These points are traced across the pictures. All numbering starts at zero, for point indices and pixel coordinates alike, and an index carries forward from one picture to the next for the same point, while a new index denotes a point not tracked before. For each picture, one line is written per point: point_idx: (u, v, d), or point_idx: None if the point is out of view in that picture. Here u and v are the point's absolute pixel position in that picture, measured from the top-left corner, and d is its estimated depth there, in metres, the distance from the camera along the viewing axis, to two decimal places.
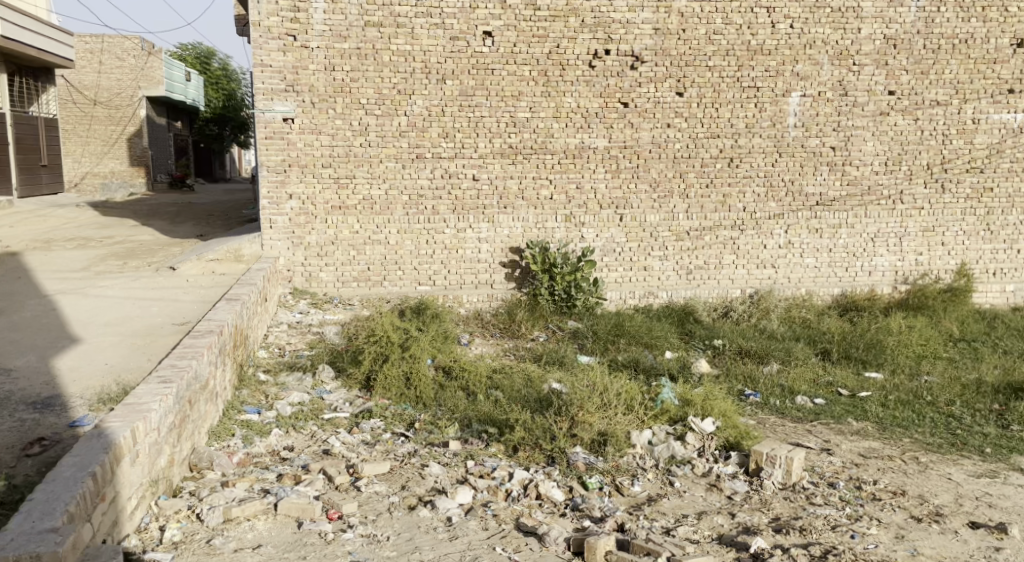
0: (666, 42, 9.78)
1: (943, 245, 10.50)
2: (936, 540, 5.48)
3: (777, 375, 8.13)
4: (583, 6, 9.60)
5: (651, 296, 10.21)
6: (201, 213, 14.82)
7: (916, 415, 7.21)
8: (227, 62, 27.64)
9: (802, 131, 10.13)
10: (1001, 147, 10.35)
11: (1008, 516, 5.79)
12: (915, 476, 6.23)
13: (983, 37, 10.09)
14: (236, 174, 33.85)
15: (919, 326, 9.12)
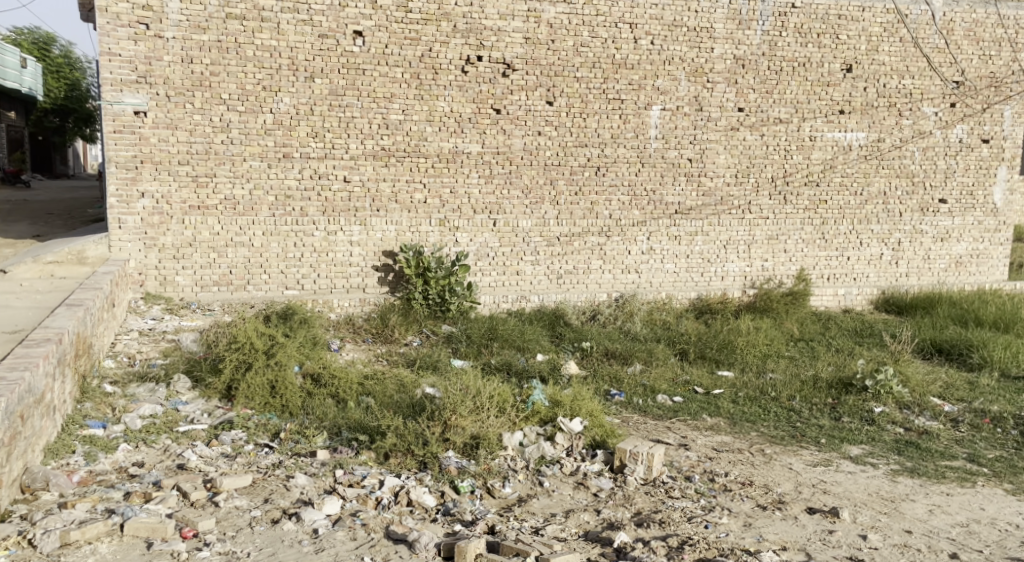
0: (536, 52, 10.16)
1: (785, 252, 11.33)
2: (778, 526, 5.81)
3: (640, 375, 8.59)
4: (454, 11, 9.87)
5: (523, 300, 10.50)
6: (39, 213, 14.07)
7: (762, 409, 7.80)
8: (69, 49, 26.52)
9: (662, 143, 10.69)
10: (834, 163, 11.23)
11: (839, 501, 6.15)
12: (761, 467, 6.67)
13: (818, 61, 10.93)
14: (81, 171, 32.54)
15: (765, 328, 9.79)
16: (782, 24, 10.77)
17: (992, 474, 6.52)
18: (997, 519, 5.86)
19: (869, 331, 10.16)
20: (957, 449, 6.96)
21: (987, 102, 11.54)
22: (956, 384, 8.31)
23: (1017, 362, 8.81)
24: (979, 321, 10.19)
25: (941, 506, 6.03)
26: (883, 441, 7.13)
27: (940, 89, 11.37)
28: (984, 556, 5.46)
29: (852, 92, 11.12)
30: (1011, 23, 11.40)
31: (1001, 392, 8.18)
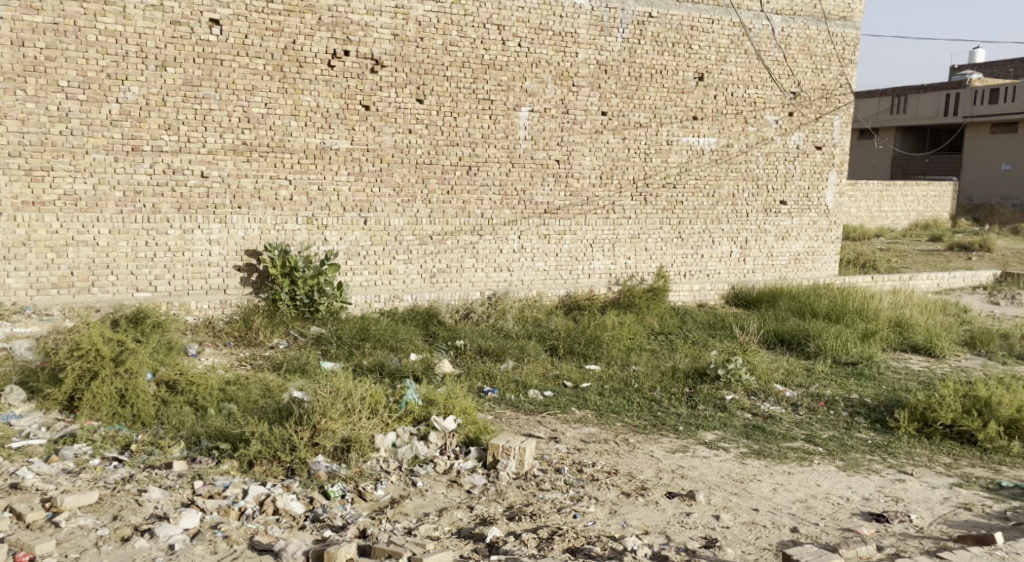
0: (405, 49, 10.29)
1: (645, 250, 11.88)
2: (640, 510, 6.12)
3: (513, 371, 8.86)
4: (319, 4, 9.87)
5: (396, 299, 10.61)
6: None
7: (627, 400, 8.18)
8: None
9: (531, 144, 11.00)
10: (688, 166, 11.86)
11: (696, 484, 6.55)
12: (626, 456, 7.02)
13: (673, 69, 11.55)
14: None
15: (628, 322, 10.23)
16: (640, 32, 11.30)
17: (826, 452, 7.08)
18: (831, 494, 6.37)
19: (721, 324, 10.75)
20: (797, 431, 7.52)
21: (820, 112, 12.55)
22: (796, 370, 8.96)
23: (847, 350, 9.52)
24: (814, 313, 10.97)
25: (783, 485, 6.50)
26: (733, 426, 7.61)
27: (779, 98, 12.26)
28: (820, 528, 5.90)
29: (704, 100, 11.80)
30: (840, 40, 12.47)
31: (834, 377, 8.87)
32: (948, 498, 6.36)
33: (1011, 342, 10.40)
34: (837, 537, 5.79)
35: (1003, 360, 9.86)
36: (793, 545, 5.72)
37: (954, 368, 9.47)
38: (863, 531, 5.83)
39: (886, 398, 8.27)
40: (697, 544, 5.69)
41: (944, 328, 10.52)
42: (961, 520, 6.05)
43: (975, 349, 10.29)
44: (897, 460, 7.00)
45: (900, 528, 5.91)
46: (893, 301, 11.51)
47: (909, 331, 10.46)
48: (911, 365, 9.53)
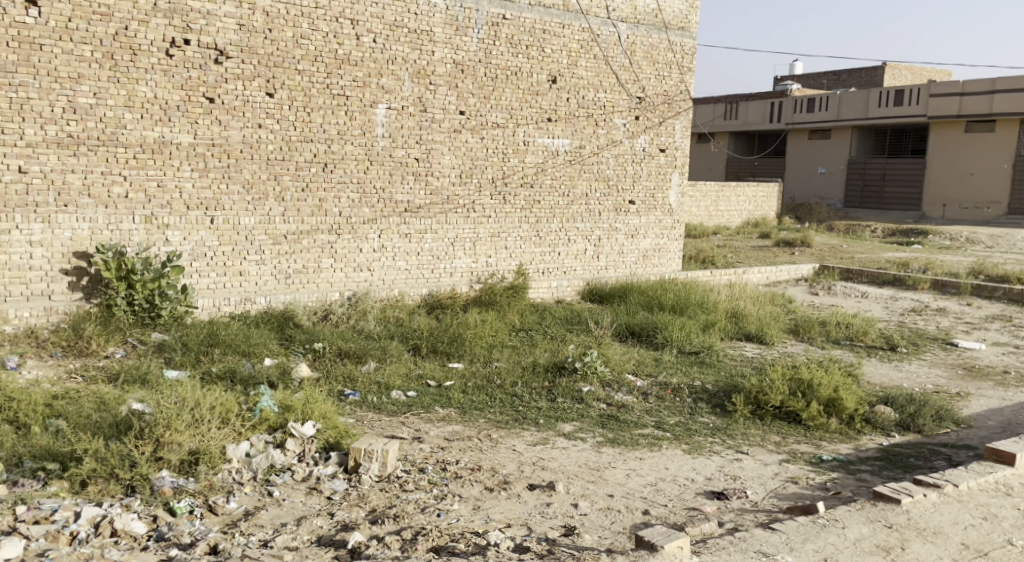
0: (252, 40, 10.07)
1: (505, 249, 12.17)
2: (503, 504, 6.27)
3: (375, 373, 8.88)
4: None
5: (248, 302, 10.35)
6: None
7: (489, 396, 8.36)
8: None
9: (389, 142, 11.05)
10: (545, 166, 12.25)
11: (556, 475, 6.78)
12: (488, 451, 7.16)
13: (528, 71, 11.88)
14: None
15: (489, 319, 10.45)
16: (494, 34, 11.57)
17: (673, 437, 7.48)
18: (678, 476, 6.75)
19: (577, 319, 11.14)
20: (647, 418, 7.91)
21: (663, 117, 13.21)
22: (646, 360, 9.40)
23: (690, 340, 10.02)
24: (660, 306, 11.48)
25: (636, 470, 6.84)
26: (589, 417, 7.92)
27: (626, 103, 12.79)
28: (668, 508, 6.25)
29: (557, 102, 12.19)
30: (679, 49, 13.15)
31: (679, 366, 9.36)
32: (778, 473, 6.85)
33: (829, 329, 11.26)
34: (684, 516, 6.15)
35: (822, 346, 10.66)
36: (644, 526, 6.03)
37: (782, 354, 10.17)
38: (705, 509, 6.21)
39: (724, 383, 8.79)
40: (557, 533, 5.89)
41: (772, 318, 11.28)
42: (790, 492, 6.53)
43: (798, 335, 11.10)
44: (734, 441, 7.47)
45: (738, 504, 6.34)
46: (729, 294, 12.21)
47: (743, 321, 11.13)
48: (746, 352, 10.15)
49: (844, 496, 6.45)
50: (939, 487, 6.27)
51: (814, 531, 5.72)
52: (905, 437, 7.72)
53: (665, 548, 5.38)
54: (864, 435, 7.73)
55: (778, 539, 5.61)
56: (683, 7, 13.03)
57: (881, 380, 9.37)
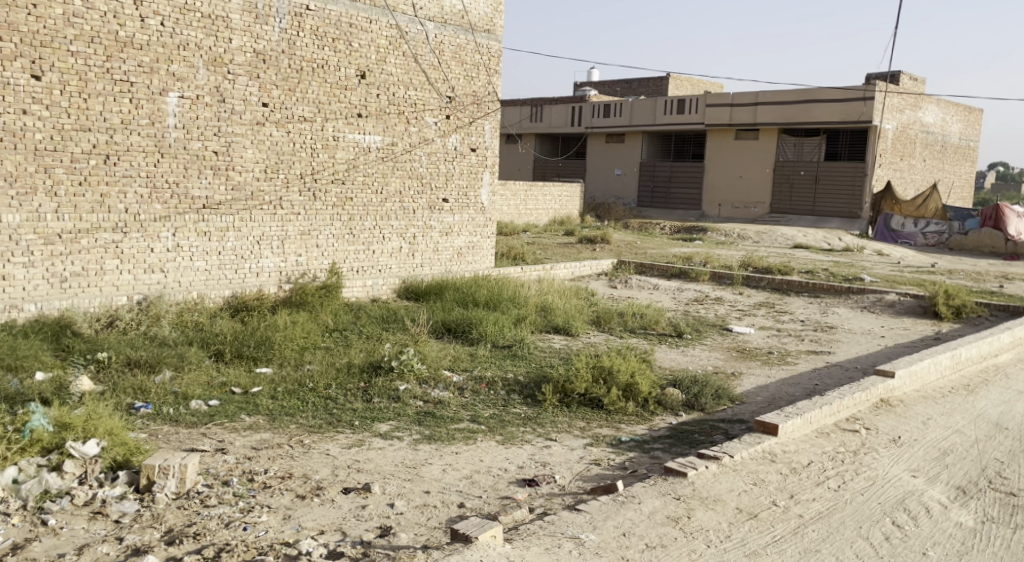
0: (13, 16, 9.20)
1: (317, 247, 12.05)
2: (316, 511, 6.10)
3: (170, 382, 8.31)
4: None
5: (14, 310, 9.41)
6: None
7: (300, 400, 8.12)
8: None
9: (183, 133, 10.55)
10: (355, 163, 12.22)
11: (372, 476, 6.68)
12: (300, 458, 6.92)
13: (335, 65, 11.79)
14: None
15: (300, 320, 10.20)
16: (298, 24, 11.37)
17: (488, 429, 7.66)
18: (492, 467, 6.93)
19: (392, 317, 11.15)
20: (463, 413, 8.04)
21: (472, 117, 13.59)
22: (461, 356, 9.54)
23: (503, 334, 10.32)
24: (475, 302, 11.64)
25: (452, 465, 6.93)
26: (406, 415, 7.92)
27: (437, 101, 13.05)
28: (483, 500, 6.38)
29: (367, 98, 12.19)
30: (486, 51, 13.58)
31: (493, 360, 9.58)
32: (583, 456, 7.17)
33: (627, 319, 11.84)
34: (498, 505, 6.32)
35: (621, 335, 11.22)
36: (461, 519, 6.12)
37: (586, 344, 10.60)
38: (517, 497, 6.42)
39: (535, 374, 9.09)
40: (372, 535, 5.84)
41: (577, 311, 11.70)
42: (595, 474, 6.85)
43: (599, 326, 11.60)
44: (544, 429, 7.73)
45: (548, 489, 6.58)
46: (539, 289, 12.57)
47: (551, 314, 11.50)
48: (554, 344, 10.51)
49: (640, 473, 6.85)
50: (718, 459, 6.84)
51: (614, 509, 6.08)
52: (691, 415, 8.28)
53: (479, 538, 5.53)
54: (657, 416, 8.21)
55: (583, 519, 5.93)
56: (487, 10, 13.47)
57: (671, 364, 9.99)
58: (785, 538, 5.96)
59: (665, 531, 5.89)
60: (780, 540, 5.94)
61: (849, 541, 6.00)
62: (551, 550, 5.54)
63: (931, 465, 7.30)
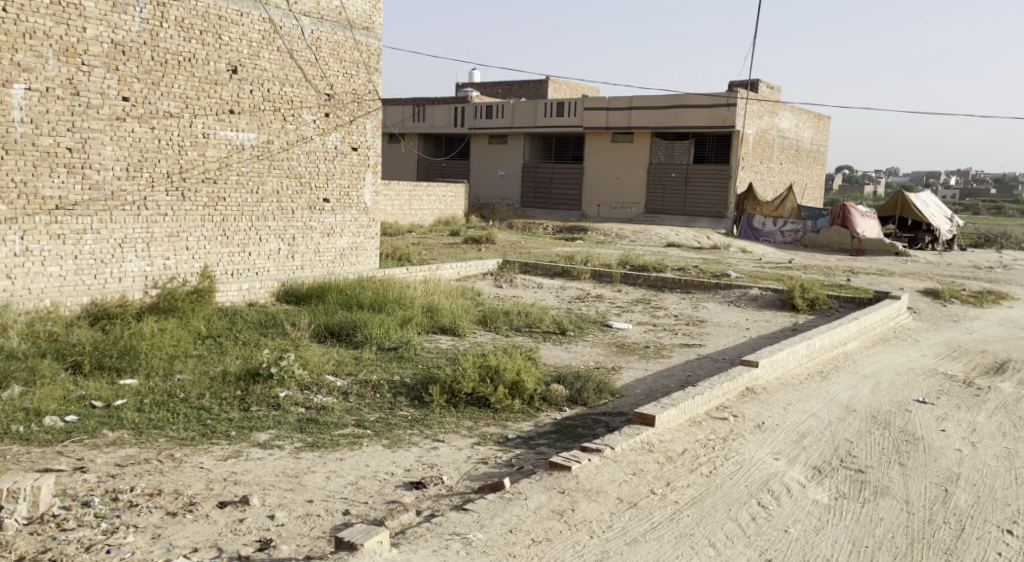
0: None
1: (186, 249, 11.63)
2: (188, 528, 5.86)
3: (20, 398, 7.80)
4: None
5: None
6: None
7: (170, 412, 7.76)
8: None
9: (31, 128, 9.96)
10: (228, 161, 11.87)
11: (249, 488, 6.46)
12: (170, 473, 6.63)
13: (203, 59, 11.42)
14: None
15: (170, 327, 9.73)
16: (160, 15, 10.95)
17: (373, 434, 7.53)
18: (378, 471, 6.81)
19: (271, 322, 10.87)
20: (348, 418, 7.88)
21: (353, 116, 13.37)
22: (345, 360, 9.35)
23: (389, 336, 10.18)
24: (360, 304, 11.45)
25: (336, 472, 6.78)
26: (287, 423, 7.70)
27: (315, 99, 12.82)
28: (368, 506, 6.27)
29: (239, 93, 11.86)
30: (365, 49, 13.37)
31: (379, 363, 9.43)
32: (470, 456, 7.13)
33: (512, 318, 11.86)
34: (384, 510, 6.22)
35: (507, 333, 11.26)
36: (345, 527, 6.00)
37: (473, 344, 10.59)
38: (404, 500, 6.33)
39: (422, 376, 9.01)
40: (251, 549, 5.65)
41: (463, 311, 11.66)
42: (481, 473, 6.83)
43: (486, 325, 11.61)
44: (431, 431, 7.66)
45: (435, 491, 6.52)
46: (425, 290, 12.46)
47: (438, 315, 11.43)
48: (441, 345, 10.44)
49: (526, 469, 6.86)
50: (600, 452, 6.92)
51: (501, 506, 6.08)
52: (575, 410, 8.37)
53: (365, 545, 5.43)
54: (542, 412, 8.25)
55: (470, 519, 5.90)
56: (366, 6, 13.27)
57: (556, 361, 10.07)
58: (662, 524, 6.10)
59: (550, 525, 5.93)
60: (658, 527, 6.07)
61: (720, 523, 6.19)
62: (438, 552, 5.50)
63: (791, 448, 7.60)
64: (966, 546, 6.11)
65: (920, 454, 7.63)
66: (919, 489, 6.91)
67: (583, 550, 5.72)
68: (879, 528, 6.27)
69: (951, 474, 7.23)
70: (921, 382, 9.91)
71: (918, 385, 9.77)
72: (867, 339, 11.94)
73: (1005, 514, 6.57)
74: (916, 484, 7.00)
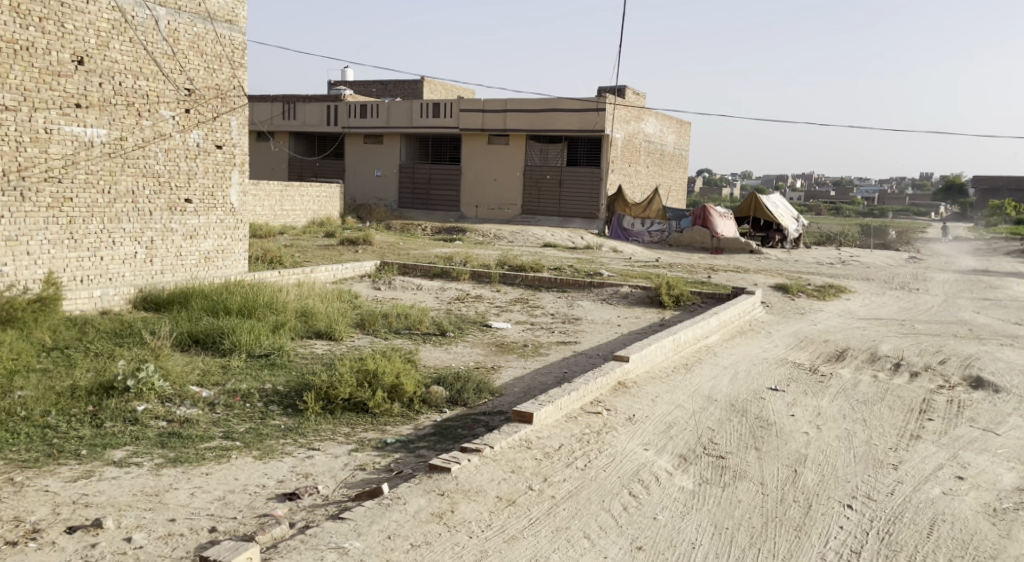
0: None
1: (27, 254, 10.94)
2: (31, 558, 5.52)
3: None
4: None
5: None
6: None
7: (10, 432, 7.25)
8: None
9: None
10: (75, 158, 11.28)
11: (103, 510, 6.12)
12: (11, 498, 6.21)
13: (43, 48, 10.81)
14: None
15: (9, 339, 9.07)
16: None
17: (243, 445, 7.27)
18: (248, 485, 6.57)
19: (127, 331, 10.35)
20: (214, 430, 7.58)
21: (216, 112, 12.97)
22: (210, 369, 8.98)
23: (259, 342, 9.85)
24: (227, 309, 11.06)
25: (201, 488, 6.50)
26: (145, 438, 7.32)
27: (173, 94, 12.34)
28: (237, 521, 6.05)
29: (86, 85, 11.28)
30: (228, 42, 12.98)
31: (247, 371, 9.12)
32: (348, 463, 6.97)
33: (391, 320, 11.70)
34: (255, 524, 6.01)
35: (385, 336, 11.10)
36: (211, 545, 5.76)
37: (350, 348, 10.39)
38: (277, 513, 6.13)
39: (295, 383, 8.77)
40: None
41: (340, 314, 11.43)
42: (358, 480, 6.68)
43: (363, 328, 11.41)
44: (305, 439, 7.45)
45: (310, 502, 6.34)
46: (298, 293, 12.16)
47: (312, 319, 11.17)
48: (316, 350, 10.20)
49: (405, 474, 6.75)
50: (479, 451, 6.87)
51: (378, 513, 5.95)
52: (455, 411, 8.30)
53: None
54: (422, 415, 8.16)
55: (347, 528, 5.75)
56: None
57: (435, 362, 9.98)
58: (539, 520, 6.10)
59: (429, 528, 5.84)
60: (536, 522, 6.07)
61: (594, 515, 6.24)
62: None
63: (659, 438, 7.74)
64: (814, 522, 6.36)
65: (772, 438, 7.90)
66: (772, 471, 7.16)
67: (462, 552, 5.66)
68: (737, 510, 6.46)
69: (800, 455, 7.53)
70: (774, 371, 10.30)
71: (770, 374, 10.15)
72: (726, 332, 12.33)
73: (847, 490, 6.88)
74: (769, 466, 7.25)
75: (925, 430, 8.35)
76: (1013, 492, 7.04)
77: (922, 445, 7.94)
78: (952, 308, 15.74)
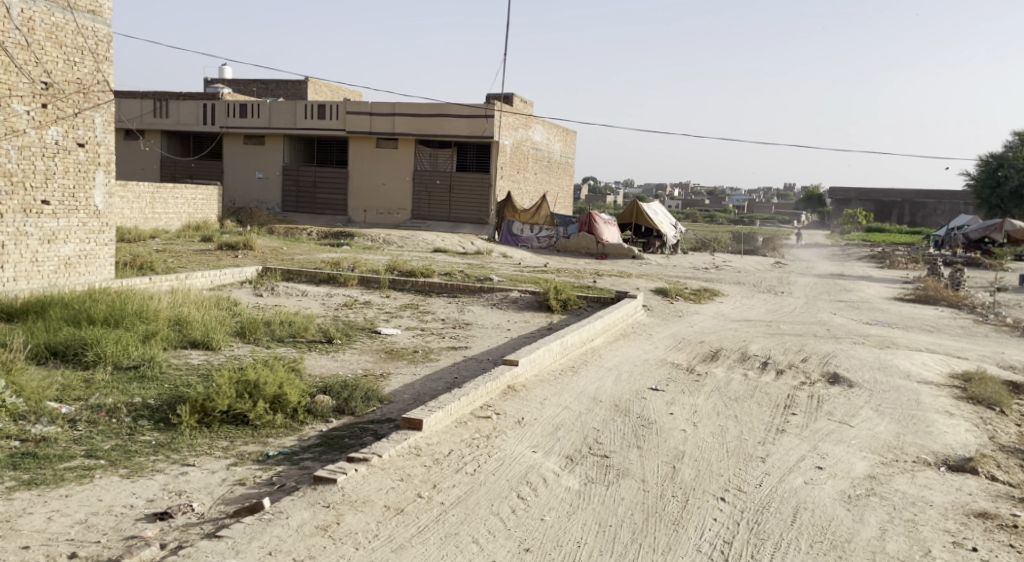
0: None
1: None
2: None
3: None
4: None
5: None
6: None
7: None
8: None
9: None
10: None
11: None
12: None
13: None
14: None
15: None
16: None
17: (108, 464, 6.90)
18: (114, 505, 6.23)
19: None
20: (75, 449, 7.16)
21: (77, 107, 12.38)
22: (71, 384, 8.47)
23: (127, 353, 9.40)
24: (90, 319, 10.45)
25: (61, 511, 6.12)
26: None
27: (28, 87, 11.71)
28: (101, 545, 5.73)
29: None
30: (90, 34, 12.43)
31: (114, 385, 8.67)
32: (225, 478, 6.69)
33: (274, 328, 11.36)
34: (121, 548, 5.71)
35: (267, 345, 10.77)
36: None
37: (229, 358, 10.04)
38: (146, 534, 5.84)
39: (168, 395, 8.39)
40: None
41: (217, 322, 11.02)
42: (238, 496, 6.42)
43: (244, 337, 11.03)
44: (179, 455, 7.13)
45: (183, 520, 6.06)
46: (172, 301, 11.68)
47: (186, 328, 10.74)
48: (191, 360, 9.81)
49: (289, 487, 6.53)
50: (367, 460, 6.70)
51: (259, 529, 5.73)
52: (341, 420, 8.10)
53: None
54: (306, 425, 7.92)
55: (223, 547, 5.52)
56: None
57: (320, 370, 9.75)
58: (428, 527, 5.99)
59: (313, 542, 5.65)
60: (424, 530, 5.96)
61: (484, 519, 6.17)
62: None
63: (547, 440, 7.73)
64: (690, 515, 6.45)
65: (652, 436, 8.00)
66: (652, 467, 7.24)
67: None
68: (620, 507, 6.49)
69: (677, 452, 7.64)
70: (653, 371, 10.45)
71: (650, 375, 10.30)
72: (609, 334, 12.46)
73: (719, 484, 7.01)
74: (649, 463, 7.33)
75: (789, 424, 8.60)
76: (865, 479, 7.31)
77: (786, 438, 8.17)
78: (815, 309, 16.37)
